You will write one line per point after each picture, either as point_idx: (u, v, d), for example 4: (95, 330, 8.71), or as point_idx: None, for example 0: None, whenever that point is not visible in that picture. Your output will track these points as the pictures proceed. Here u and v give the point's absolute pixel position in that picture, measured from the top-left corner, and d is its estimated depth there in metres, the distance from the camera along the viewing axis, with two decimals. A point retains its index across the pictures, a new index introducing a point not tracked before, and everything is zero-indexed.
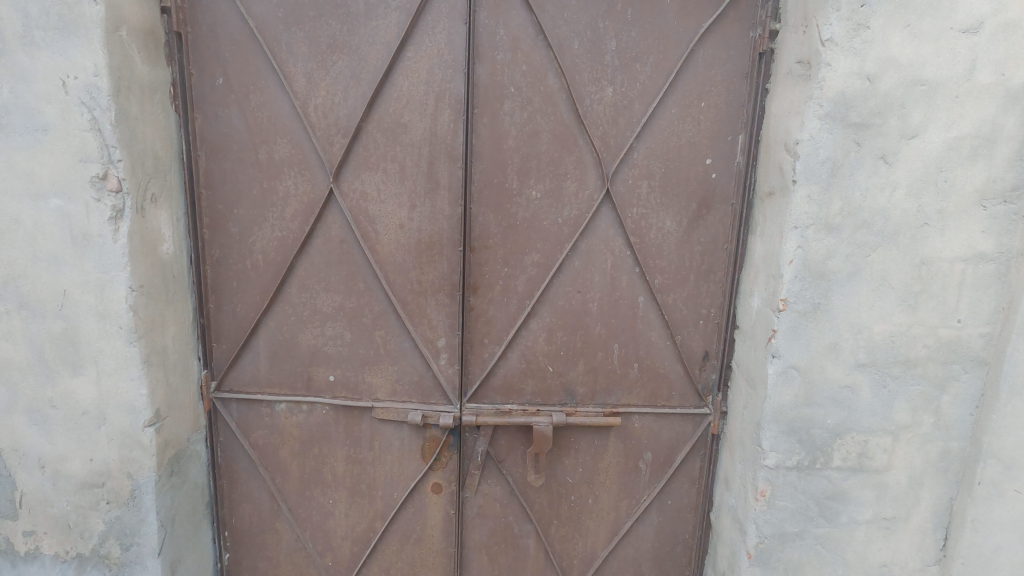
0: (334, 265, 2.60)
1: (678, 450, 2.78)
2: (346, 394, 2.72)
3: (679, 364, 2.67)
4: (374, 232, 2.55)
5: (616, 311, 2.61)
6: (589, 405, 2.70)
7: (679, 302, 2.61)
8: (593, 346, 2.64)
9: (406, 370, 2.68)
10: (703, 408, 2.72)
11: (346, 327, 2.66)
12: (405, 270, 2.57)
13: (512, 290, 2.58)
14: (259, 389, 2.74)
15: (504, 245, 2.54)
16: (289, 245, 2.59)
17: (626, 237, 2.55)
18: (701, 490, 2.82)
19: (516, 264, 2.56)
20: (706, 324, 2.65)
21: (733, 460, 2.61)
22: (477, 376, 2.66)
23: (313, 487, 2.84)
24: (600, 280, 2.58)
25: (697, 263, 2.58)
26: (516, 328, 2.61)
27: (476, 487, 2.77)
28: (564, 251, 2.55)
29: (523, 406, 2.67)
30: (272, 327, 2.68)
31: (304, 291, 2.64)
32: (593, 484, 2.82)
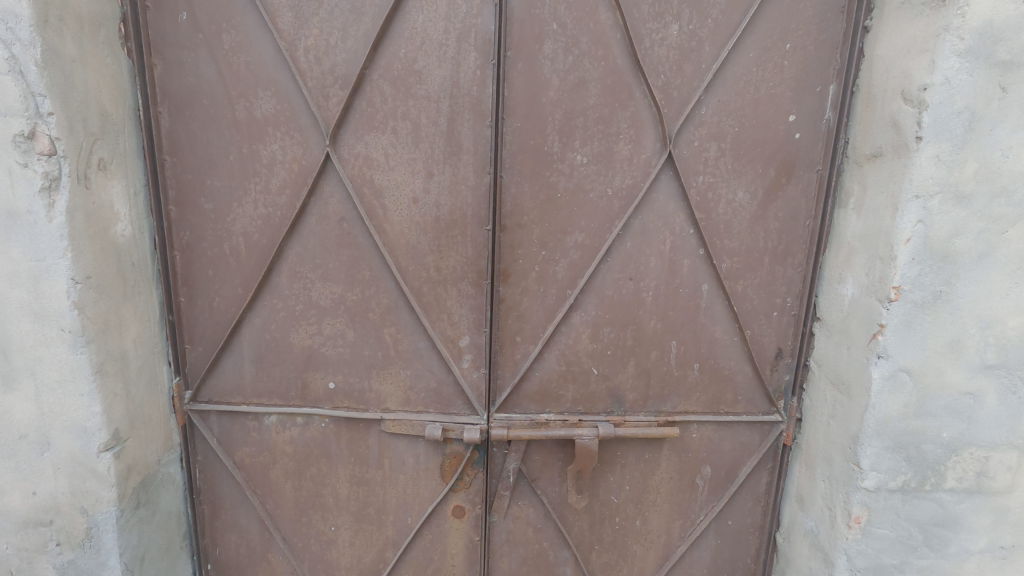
0: (332, 248, 2.13)
1: (742, 464, 2.37)
2: (350, 404, 2.27)
3: (747, 364, 2.25)
4: (382, 207, 2.08)
5: (674, 302, 2.17)
6: (640, 413, 2.27)
7: (750, 290, 2.18)
8: (647, 343, 2.21)
9: (422, 375, 2.23)
10: (774, 414, 2.31)
11: (348, 324, 2.20)
12: (421, 255, 2.11)
13: (550, 277, 2.13)
14: (244, 399, 2.28)
15: (540, 223, 2.08)
16: (276, 224, 2.10)
17: (689, 212, 2.10)
18: (767, 508, 2.42)
19: (555, 246, 2.11)
20: (780, 315, 2.22)
21: (812, 476, 2.20)
22: (508, 381, 2.22)
23: (312, 512, 2.39)
24: (656, 265, 2.14)
25: (773, 242, 2.14)
26: (555, 323, 2.16)
27: (505, 510, 2.35)
28: (614, 230, 2.10)
29: (563, 416, 2.24)
30: (259, 325, 2.21)
31: (295, 280, 2.16)
32: (642, 504, 2.41)
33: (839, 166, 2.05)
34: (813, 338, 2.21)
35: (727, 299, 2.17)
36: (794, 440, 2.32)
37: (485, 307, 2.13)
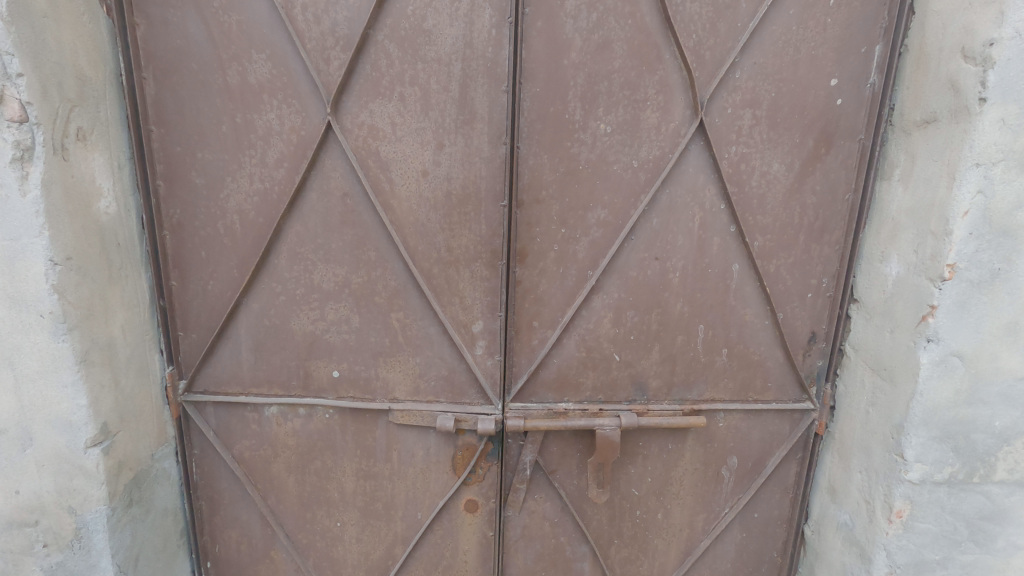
0: (335, 227, 1.97)
1: (770, 454, 2.24)
2: (355, 393, 2.13)
3: (779, 349, 2.12)
4: (388, 182, 1.92)
5: (703, 283, 2.02)
6: (664, 402, 2.14)
7: (783, 270, 2.04)
8: (672, 328, 2.07)
9: (432, 362, 2.09)
10: (806, 402, 2.18)
11: (352, 308, 2.05)
12: (431, 234, 1.95)
13: (570, 257, 1.98)
14: (242, 389, 2.13)
15: (560, 198, 1.93)
16: (273, 201, 1.94)
17: (720, 186, 1.94)
18: (796, 500, 2.30)
19: (575, 223, 1.96)
20: (815, 297, 2.08)
21: (847, 468, 2.07)
22: (524, 369, 2.08)
23: (316, 508, 2.27)
24: (684, 243, 1.99)
25: (809, 219, 1.99)
26: (575, 307, 2.02)
27: (521, 504, 2.22)
28: (639, 205, 1.94)
29: (582, 405, 2.10)
30: (256, 310, 2.05)
31: (295, 262, 2.01)
32: (664, 497, 2.28)
33: (883, 134, 1.89)
34: (849, 321, 2.07)
35: (760, 279, 2.03)
36: (827, 429, 2.19)
37: (500, 289, 1.99)
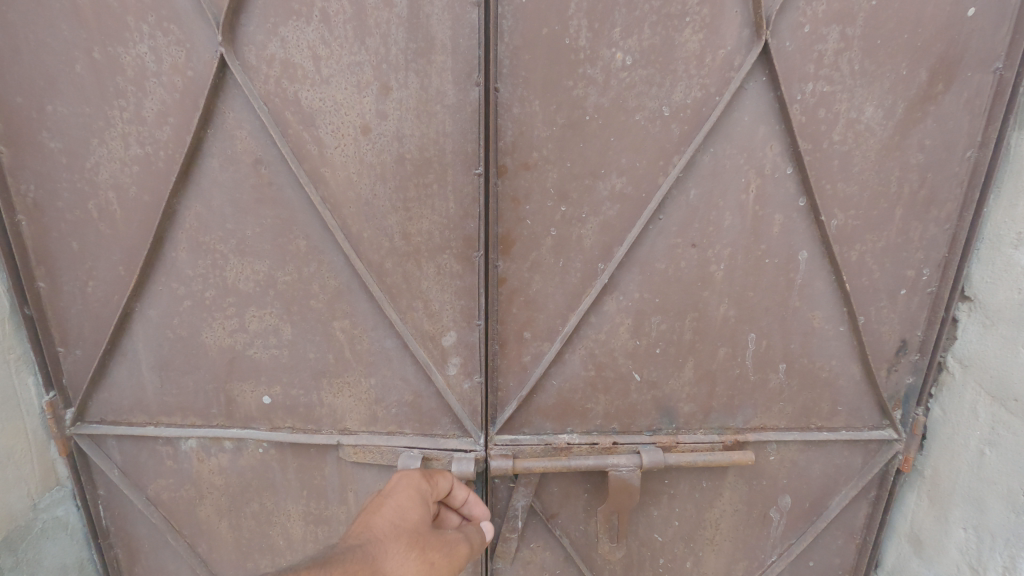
0: (248, 208, 1.43)
1: (834, 492, 1.72)
2: (294, 423, 1.63)
3: (855, 363, 1.58)
4: (316, 143, 1.36)
5: (757, 277, 1.48)
6: (698, 431, 1.62)
7: (869, 258, 1.48)
8: (712, 337, 1.54)
9: (392, 384, 1.58)
10: (888, 430, 1.64)
11: (282, 316, 1.53)
12: (380, 215, 1.41)
13: (573, 245, 1.44)
14: (149, 419, 1.65)
15: (559, 163, 1.38)
16: (159, 172, 1.39)
17: (787, 142, 1.37)
18: (864, 548, 1.79)
19: (580, 198, 1.41)
20: (911, 294, 1.52)
21: (944, 520, 1.55)
22: (513, 392, 1.57)
23: (257, 558, 1.80)
24: (732, 223, 1.43)
25: (912, 186, 1.41)
26: (581, 311, 1.49)
27: (512, 556, 1.74)
28: (670, 171, 1.38)
29: (591, 440, 1.58)
30: (154, 319, 1.54)
31: (199, 254, 1.48)
32: (695, 544, 1.79)
33: None
34: (957, 327, 1.51)
35: (836, 272, 1.47)
36: (913, 465, 1.66)
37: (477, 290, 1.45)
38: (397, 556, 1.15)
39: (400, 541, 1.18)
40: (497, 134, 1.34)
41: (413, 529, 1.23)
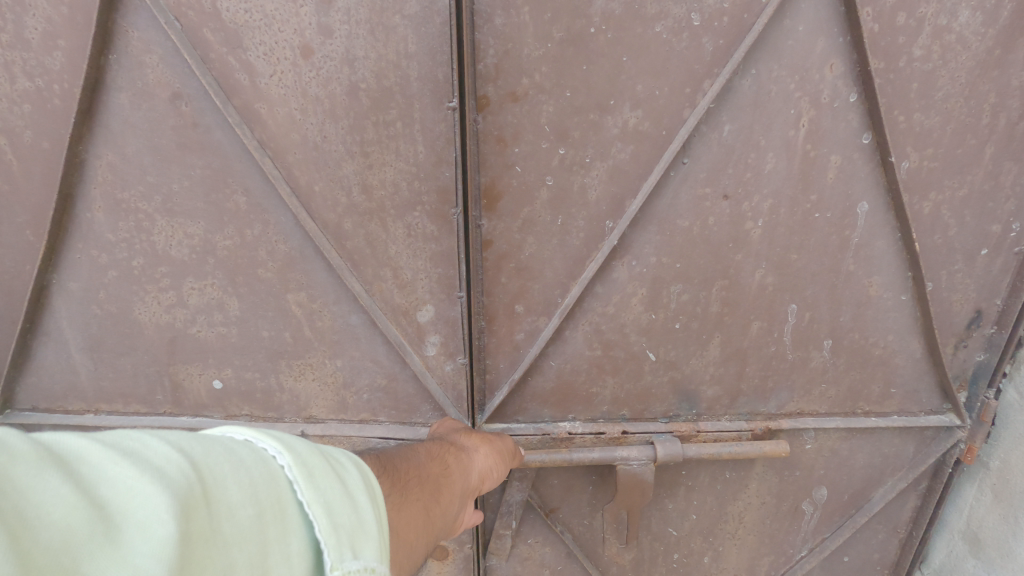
0: (171, 156, 1.15)
1: (879, 484, 1.47)
2: (252, 411, 1.40)
3: (917, 338, 1.30)
4: (246, 70, 1.06)
5: (803, 236, 1.21)
6: (722, 418, 1.38)
7: (945, 210, 1.18)
8: (745, 309, 1.28)
9: (362, 366, 1.34)
10: (949, 415, 1.37)
11: (226, 288, 1.27)
12: (334, 163, 1.13)
13: (574, 197, 1.17)
14: (87, 407, 1.42)
15: (556, 92, 1.08)
16: (57, 112, 1.12)
17: (852, 61, 1.07)
18: (909, 543, 1.54)
19: (584, 138, 1.12)
20: (992, 255, 1.23)
21: (1013, 521, 1.34)
22: (505, 375, 1.32)
23: None
24: (775, 168, 1.15)
25: (1009, 118, 1.11)
26: (584, 279, 1.22)
27: (508, 553, 1.54)
28: (699, 101, 1.09)
29: (596, 429, 1.34)
30: (77, 293, 1.29)
31: (120, 215, 1.21)
32: (715, 538, 1.57)
33: None
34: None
35: (904, 228, 1.18)
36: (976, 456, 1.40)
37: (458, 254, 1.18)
38: (463, 436, 1.11)
39: (458, 429, 1.15)
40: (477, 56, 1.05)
41: (461, 425, 1.19)
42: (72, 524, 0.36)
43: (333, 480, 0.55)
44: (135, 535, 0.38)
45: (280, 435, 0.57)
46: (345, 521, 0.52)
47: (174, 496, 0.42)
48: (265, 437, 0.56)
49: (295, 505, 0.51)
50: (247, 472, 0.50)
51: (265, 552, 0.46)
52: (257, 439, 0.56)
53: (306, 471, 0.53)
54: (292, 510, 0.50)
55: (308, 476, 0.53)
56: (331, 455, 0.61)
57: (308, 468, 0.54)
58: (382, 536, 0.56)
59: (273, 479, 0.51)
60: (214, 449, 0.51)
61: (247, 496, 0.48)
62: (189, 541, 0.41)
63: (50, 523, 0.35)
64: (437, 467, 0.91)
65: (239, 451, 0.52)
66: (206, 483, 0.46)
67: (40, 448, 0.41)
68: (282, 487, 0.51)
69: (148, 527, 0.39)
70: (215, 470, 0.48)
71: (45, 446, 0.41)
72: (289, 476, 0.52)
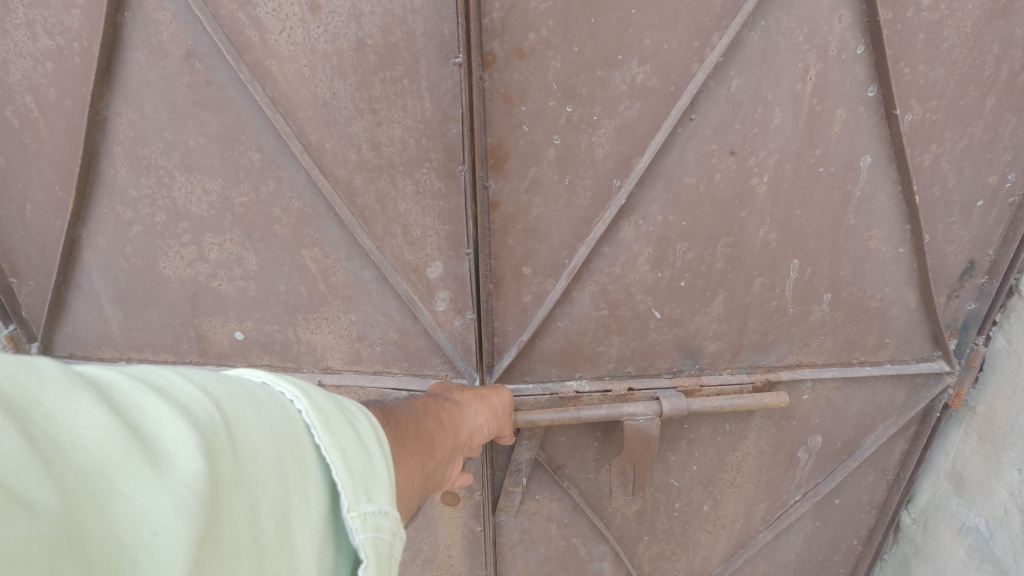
0: (187, 113, 1.18)
1: (870, 431, 1.50)
2: (272, 361, 1.47)
3: (913, 290, 1.32)
4: (257, 27, 1.08)
5: (808, 192, 1.21)
6: (723, 371, 1.40)
7: (945, 163, 1.19)
8: (749, 266, 1.29)
9: (374, 321, 1.39)
10: (940, 362, 1.39)
11: (244, 243, 1.32)
12: (344, 120, 1.15)
13: (581, 156, 1.17)
14: (119, 355, 1.51)
15: (563, 48, 1.08)
16: (78, 70, 1.15)
17: (860, 11, 1.05)
18: (897, 483, 1.58)
19: (591, 96, 1.12)
20: (987, 205, 1.24)
21: (994, 460, 1.34)
22: (513, 337, 1.36)
23: None
24: (781, 123, 1.15)
25: (1012, 68, 1.10)
26: (593, 239, 1.23)
27: (517, 509, 1.61)
28: (707, 55, 1.08)
29: (602, 387, 1.37)
30: (105, 247, 1.36)
31: (142, 172, 1.26)
32: (714, 488, 1.62)
33: None
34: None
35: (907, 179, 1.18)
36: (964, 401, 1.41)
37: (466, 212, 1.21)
38: (463, 395, 1.16)
39: (459, 389, 1.20)
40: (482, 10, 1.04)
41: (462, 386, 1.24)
42: (112, 450, 0.41)
43: (348, 427, 0.59)
44: (166, 466, 0.43)
45: (297, 381, 0.61)
46: (359, 468, 0.56)
47: (199, 434, 0.46)
48: (283, 383, 0.60)
49: (312, 448, 0.55)
50: (269, 416, 0.54)
51: (286, 492, 0.51)
52: (275, 384, 0.59)
53: (323, 418, 0.57)
54: (310, 453, 0.55)
55: (324, 423, 0.57)
56: (346, 402, 0.65)
57: (323, 415, 0.58)
58: (392, 482, 0.60)
59: (293, 423, 0.55)
60: (237, 392, 0.55)
61: (269, 438, 0.52)
62: (216, 476, 0.45)
63: (91, 449, 0.40)
64: (433, 423, 0.96)
65: (261, 395, 0.56)
66: (231, 422, 0.50)
67: (80, 379, 0.45)
68: (300, 431, 0.55)
69: (180, 461, 0.43)
70: (238, 412, 0.52)
71: (85, 377, 0.45)
72: (306, 421, 0.56)
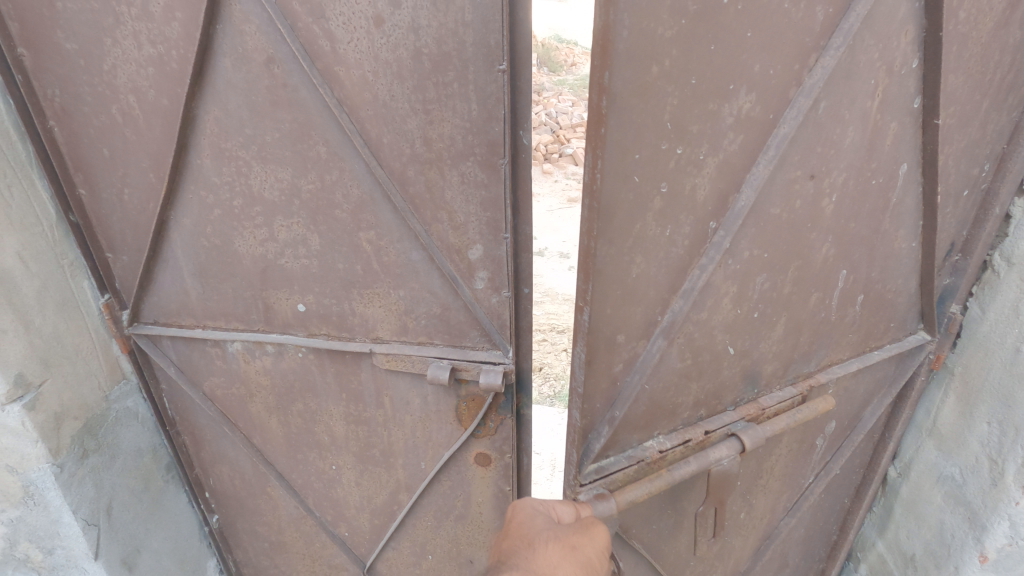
0: (265, 111, 1.36)
1: (870, 403, 1.70)
2: (329, 331, 1.67)
3: (916, 278, 1.51)
4: (328, 38, 1.24)
5: (861, 205, 1.32)
6: (775, 390, 1.52)
7: (952, 160, 1.35)
8: (809, 284, 1.38)
9: (420, 297, 1.56)
10: (921, 332, 1.62)
11: (309, 226, 1.50)
12: (400, 118, 1.31)
13: (685, 198, 1.15)
14: (196, 323, 1.73)
15: (681, 80, 1.02)
16: (174, 74, 1.34)
17: (923, 29, 1.16)
18: (882, 442, 1.81)
19: (701, 132, 1.09)
20: (971, 197, 1.44)
21: (967, 415, 1.59)
22: (602, 413, 1.34)
23: (306, 451, 1.96)
24: (853, 141, 1.23)
25: (1000, 74, 1.29)
26: (693, 284, 1.25)
27: None
28: (805, 80, 1.13)
29: (682, 438, 1.41)
30: (189, 228, 1.56)
31: (224, 162, 1.45)
32: (751, 493, 1.70)
33: None
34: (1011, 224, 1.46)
35: (931, 183, 1.35)
36: (944, 364, 1.65)
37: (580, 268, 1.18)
38: (549, 554, 1.15)
39: (547, 539, 1.17)
40: (609, 53, 0.92)
41: (548, 525, 1.21)
42: None
43: None
44: None
45: None
46: None
47: None
48: None
49: None
50: None
51: None
52: None
53: None
54: None
55: None
56: None
57: None
58: None
59: None
60: None
61: None
62: None
63: None
64: None
65: None
66: None
67: None
68: None
69: None
70: None
71: None
72: None
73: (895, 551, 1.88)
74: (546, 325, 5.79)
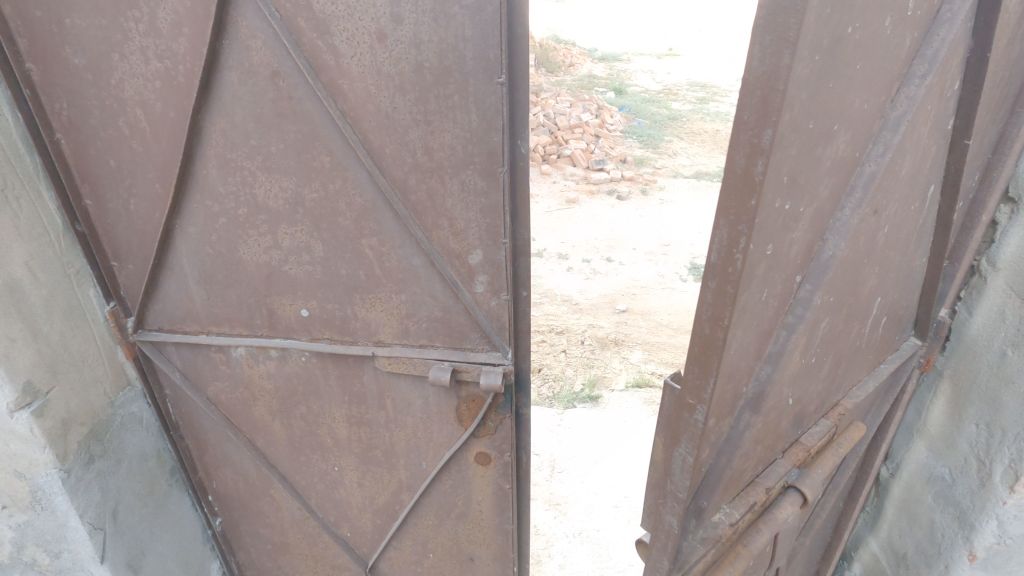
0: (271, 122, 1.40)
1: (868, 414, 1.52)
2: (332, 335, 1.71)
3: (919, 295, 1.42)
4: (331, 52, 1.29)
5: (899, 232, 1.19)
6: (813, 426, 1.28)
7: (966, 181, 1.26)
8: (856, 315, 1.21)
9: (421, 301, 1.60)
10: (913, 339, 1.51)
11: (312, 233, 1.54)
12: (401, 128, 1.35)
13: (784, 260, 0.91)
14: (200, 328, 1.76)
15: (805, 125, 0.77)
16: (181, 87, 1.38)
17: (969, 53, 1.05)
18: (876, 448, 1.63)
19: (807, 182, 0.85)
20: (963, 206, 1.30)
21: (958, 418, 1.46)
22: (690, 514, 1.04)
23: (310, 453, 1.99)
24: (907, 169, 1.08)
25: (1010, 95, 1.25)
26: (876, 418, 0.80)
27: None
28: (890, 110, 0.98)
29: (748, 505, 1.11)
30: (194, 236, 1.59)
31: (230, 173, 1.48)
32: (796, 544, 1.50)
33: None
34: (996, 230, 1.37)
35: (948, 203, 1.26)
36: (933, 367, 1.53)
37: (690, 359, 0.91)
38: None
39: None
40: (775, 105, 0.69)
41: None
42: None
43: None
44: None
45: None
46: None
47: None
48: None
49: None
50: None
51: None
52: None
53: None
54: None
55: None
56: None
57: None
58: None
59: None
60: None
61: None
62: None
63: None
64: None
65: None
66: None
67: None
68: None
69: None
70: None
71: None
72: None
73: (885, 563, 1.73)
74: (545, 326, 5.84)
